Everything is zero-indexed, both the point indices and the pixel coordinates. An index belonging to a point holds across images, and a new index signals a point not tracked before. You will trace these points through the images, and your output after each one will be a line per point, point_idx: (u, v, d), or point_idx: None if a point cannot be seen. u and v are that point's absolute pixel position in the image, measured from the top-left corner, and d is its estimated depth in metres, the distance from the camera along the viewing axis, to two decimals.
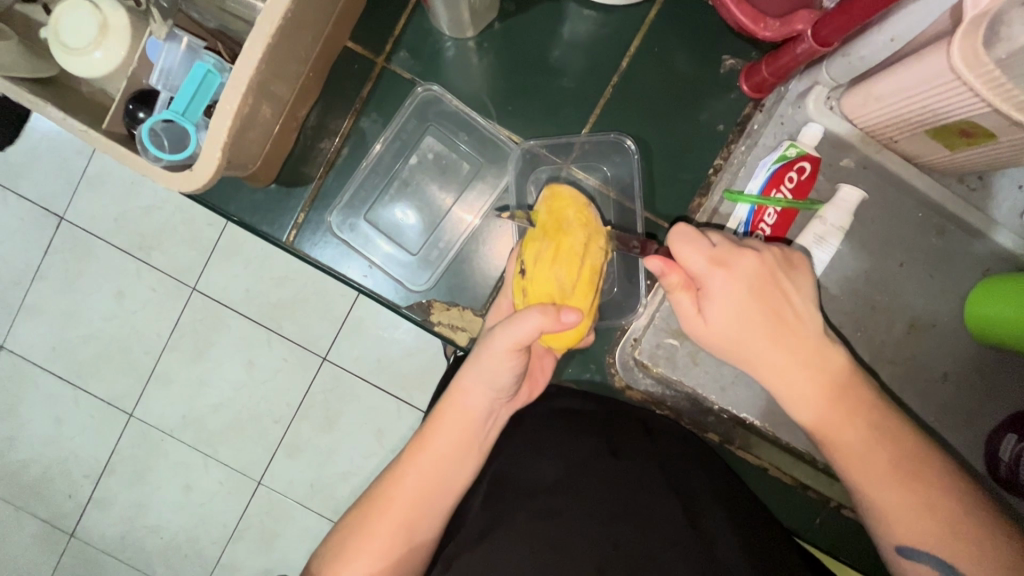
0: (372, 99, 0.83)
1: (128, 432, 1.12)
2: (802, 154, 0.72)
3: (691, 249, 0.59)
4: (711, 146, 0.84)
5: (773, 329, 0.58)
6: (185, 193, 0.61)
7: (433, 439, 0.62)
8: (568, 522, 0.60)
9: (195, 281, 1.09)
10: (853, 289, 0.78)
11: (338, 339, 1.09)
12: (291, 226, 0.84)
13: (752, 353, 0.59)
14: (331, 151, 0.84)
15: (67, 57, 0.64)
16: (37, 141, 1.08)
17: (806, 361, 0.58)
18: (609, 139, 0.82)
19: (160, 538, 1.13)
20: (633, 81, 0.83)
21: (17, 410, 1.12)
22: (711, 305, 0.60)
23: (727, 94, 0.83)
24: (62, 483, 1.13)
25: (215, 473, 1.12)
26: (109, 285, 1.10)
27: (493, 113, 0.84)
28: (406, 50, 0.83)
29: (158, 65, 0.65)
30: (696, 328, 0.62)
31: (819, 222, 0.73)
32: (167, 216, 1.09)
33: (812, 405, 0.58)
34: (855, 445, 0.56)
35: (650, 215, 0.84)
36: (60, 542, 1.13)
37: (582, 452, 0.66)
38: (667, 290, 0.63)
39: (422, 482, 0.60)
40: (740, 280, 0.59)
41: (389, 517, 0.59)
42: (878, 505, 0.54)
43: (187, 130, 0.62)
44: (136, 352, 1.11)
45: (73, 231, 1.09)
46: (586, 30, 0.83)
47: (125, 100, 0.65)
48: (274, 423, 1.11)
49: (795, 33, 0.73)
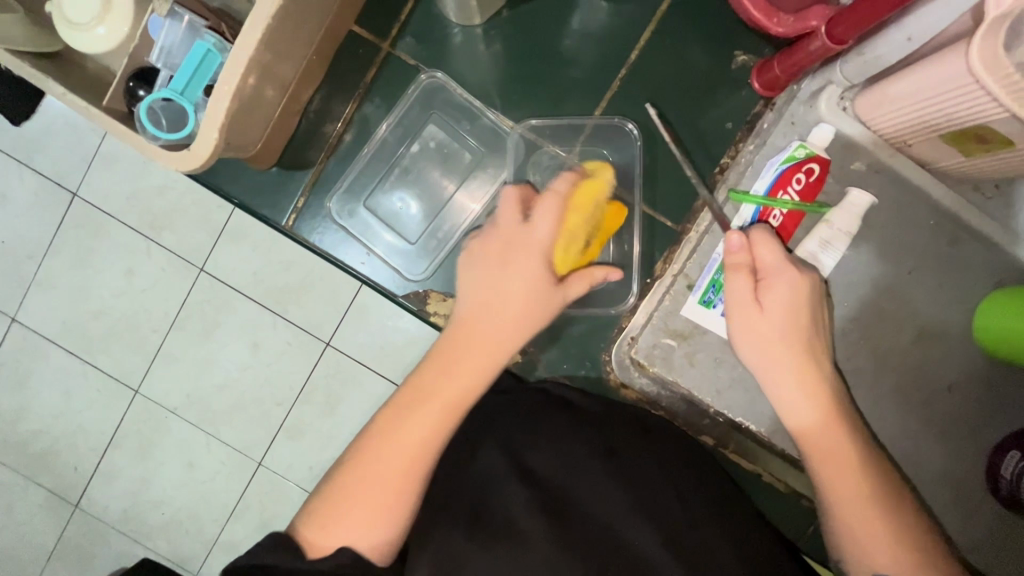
0: (375, 83, 0.81)
1: (134, 407, 1.14)
2: (811, 155, 0.71)
3: (768, 247, 0.65)
4: (718, 143, 0.81)
5: (809, 340, 0.63)
6: (182, 173, 0.61)
7: (461, 364, 0.58)
8: (567, 517, 0.60)
9: (203, 261, 1.10)
10: (860, 295, 0.76)
11: (341, 324, 1.09)
12: (291, 210, 0.83)
13: (788, 351, 0.63)
14: (334, 136, 0.82)
15: (71, 33, 0.64)
16: (52, 118, 1.09)
17: (817, 386, 0.62)
18: (612, 123, 0.81)
19: (162, 513, 1.15)
20: (641, 73, 0.81)
21: (27, 382, 1.14)
22: (769, 294, 0.63)
23: (738, 91, 0.81)
24: (69, 455, 1.15)
25: (217, 452, 1.13)
26: (119, 262, 1.11)
27: (497, 102, 0.83)
28: (412, 35, 0.81)
29: (158, 42, 0.64)
30: (750, 315, 0.63)
31: (826, 226, 0.72)
32: (178, 196, 1.09)
33: (823, 411, 0.61)
34: (850, 455, 0.59)
35: (648, 211, 0.82)
36: (66, 512, 1.15)
37: (580, 449, 0.66)
38: (728, 267, 0.66)
39: (434, 423, 0.56)
40: (801, 286, 0.64)
41: (397, 454, 0.54)
42: (855, 522, 0.56)
43: (185, 108, 0.61)
44: (144, 330, 1.12)
45: (85, 208, 1.10)
46: (597, 19, 0.81)
47: (125, 77, 0.64)
48: (276, 405, 1.12)
49: (810, 29, 0.69)
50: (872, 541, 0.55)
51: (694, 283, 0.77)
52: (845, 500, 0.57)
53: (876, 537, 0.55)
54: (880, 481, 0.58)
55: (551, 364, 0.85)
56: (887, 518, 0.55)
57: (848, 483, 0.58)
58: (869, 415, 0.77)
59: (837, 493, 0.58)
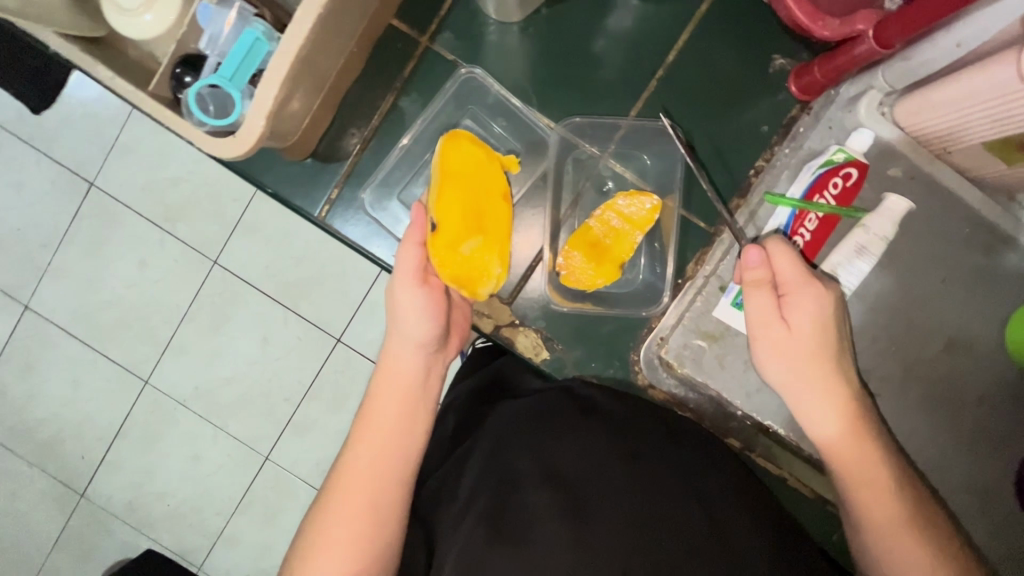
0: (413, 78, 0.81)
1: (142, 398, 1.14)
2: (849, 160, 0.71)
3: (789, 261, 0.65)
4: (754, 145, 0.80)
5: (832, 356, 0.65)
6: (229, 160, 0.62)
7: (381, 399, 0.66)
8: (590, 522, 0.59)
9: (217, 255, 1.11)
10: (890, 302, 0.76)
11: (353, 321, 1.10)
12: (324, 201, 0.82)
13: (809, 370, 0.65)
14: (369, 128, 0.81)
15: (118, 16, 0.64)
16: (71, 108, 1.10)
17: (840, 399, 0.65)
18: (655, 125, 0.79)
19: (166, 504, 1.15)
20: (679, 75, 0.80)
21: (35, 368, 1.15)
22: (796, 313, 0.65)
23: (774, 94, 0.79)
24: (74, 444, 1.15)
25: (223, 446, 1.13)
26: (133, 253, 1.12)
27: (533, 99, 0.81)
28: (451, 30, 0.80)
29: (206, 31, 0.63)
30: (778, 335, 0.65)
31: (862, 231, 0.72)
32: (194, 188, 1.11)
33: (844, 427, 0.64)
34: (869, 471, 0.62)
35: (687, 213, 0.81)
36: (70, 501, 1.15)
37: (602, 454, 0.65)
38: (749, 285, 0.66)
39: (373, 455, 0.63)
40: (827, 302, 0.64)
41: (356, 482, 0.61)
42: (873, 537, 0.61)
43: (233, 96, 0.62)
44: (154, 321, 1.13)
45: (101, 197, 1.12)
46: (629, 19, 0.80)
47: (173, 64, 0.64)
48: (284, 401, 1.12)
49: (856, 33, 0.68)
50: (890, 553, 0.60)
51: (727, 284, 0.77)
52: (874, 515, 0.62)
53: (905, 552, 0.60)
54: (898, 497, 0.62)
55: (580, 361, 0.83)
56: (911, 532, 0.60)
57: (878, 500, 0.62)
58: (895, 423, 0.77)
59: (866, 508, 0.62)
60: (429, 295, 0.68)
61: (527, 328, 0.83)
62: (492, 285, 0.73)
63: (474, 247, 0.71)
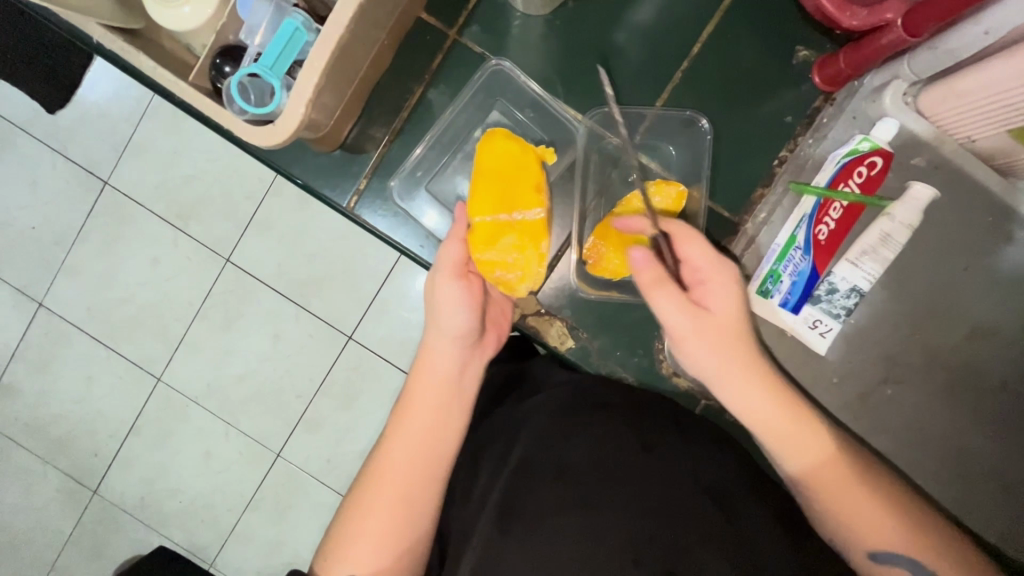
0: (441, 70, 0.82)
1: (155, 395, 1.16)
2: (874, 149, 0.72)
3: (693, 242, 0.65)
4: (778, 136, 0.81)
5: (749, 344, 0.63)
6: (268, 148, 0.63)
7: (416, 398, 0.66)
8: (598, 517, 0.57)
9: (229, 252, 1.12)
10: (913, 290, 0.77)
11: (363, 320, 1.11)
12: (353, 192, 0.84)
13: (734, 359, 0.62)
14: (398, 121, 0.83)
15: (158, 8, 0.66)
16: (86, 109, 1.12)
17: (767, 380, 0.62)
18: (682, 116, 0.81)
19: (178, 501, 1.17)
20: (704, 67, 0.81)
21: (50, 365, 1.17)
22: (714, 296, 0.63)
23: (798, 86, 0.80)
24: (87, 441, 1.17)
25: (235, 442, 1.15)
26: (147, 252, 1.14)
27: (559, 91, 0.82)
28: (478, 23, 0.81)
29: (248, 21, 0.64)
30: (700, 319, 0.62)
31: (887, 220, 0.73)
32: (205, 186, 1.12)
33: (783, 415, 0.61)
34: (817, 453, 0.59)
35: (713, 205, 0.82)
36: (82, 498, 1.17)
37: (609, 449, 0.63)
38: (650, 284, 0.63)
39: (409, 452, 0.63)
40: (734, 286, 0.63)
41: (390, 479, 0.62)
42: (842, 521, 0.57)
43: (273, 86, 0.63)
44: (167, 318, 1.15)
45: (114, 195, 1.13)
46: (652, 11, 0.80)
47: (213, 55, 0.66)
48: (296, 397, 1.14)
49: (884, 22, 0.71)
50: (868, 533, 0.56)
51: (752, 273, 0.79)
52: (826, 488, 0.58)
53: (870, 519, 0.56)
54: (860, 472, 0.59)
55: (603, 350, 0.85)
56: (873, 501, 0.57)
57: (826, 473, 0.59)
58: (915, 410, 0.78)
59: (813, 484, 0.59)
60: (468, 290, 0.69)
61: (553, 317, 0.85)
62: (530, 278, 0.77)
63: (513, 241, 0.75)
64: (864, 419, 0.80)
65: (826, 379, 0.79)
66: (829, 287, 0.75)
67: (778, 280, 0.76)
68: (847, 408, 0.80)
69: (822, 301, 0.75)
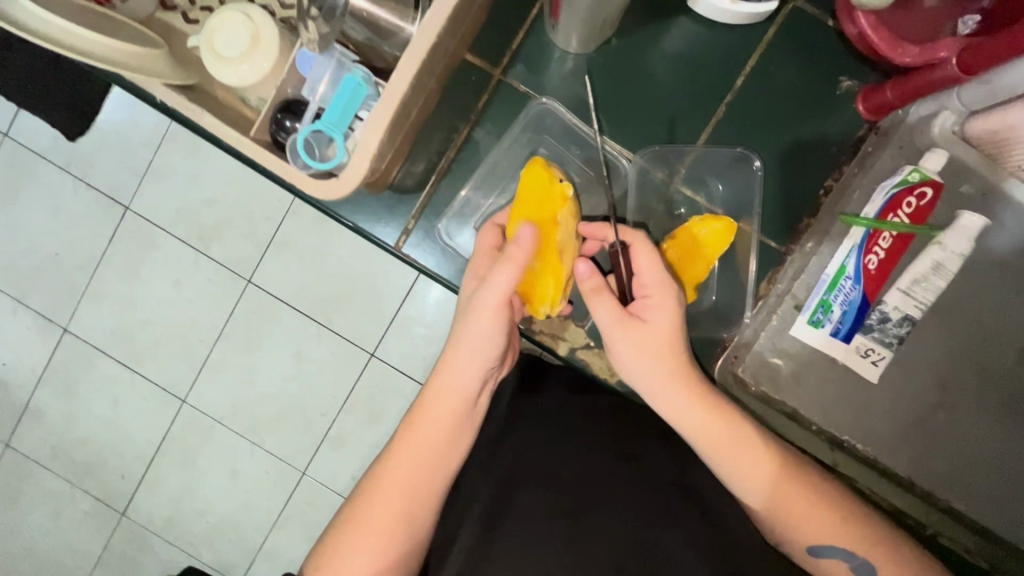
0: (487, 109, 0.83)
1: (180, 416, 1.16)
2: (925, 179, 0.72)
3: (649, 258, 0.67)
4: (824, 165, 0.81)
5: (687, 356, 0.65)
6: (333, 200, 0.64)
7: (426, 415, 0.64)
8: (587, 524, 0.59)
9: (250, 273, 1.12)
10: (965, 316, 0.77)
11: (386, 335, 1.12)
12: (401, 232, 0.85)
13: (671, 369, 0.64)
14: (444, 160, 0.84)
15: (216, 65, 0.67)
16: (104, 135, 1.12)
17: (700, 389, 0.64)
18: (734, 154, 0.81)
19: (205, 522, 1.17)
20: (747, 100, 0.81)
21: (76, 388, 1.17)
22: (653, 312, 0.65)
23: (843, 115, 0.81)
24: (115, 463, 1.18)
25: (260, 461, 1.15)
26: (168, 275, 1.14)
27: (605, 127, 0.83)
28: (523, 62, 0.83)
29: (308, 77, 0.65)
30: (635, 332, 0.64)
31: (938, 248, 0.73)
32: (225, 210, 1.12)
33: (722, 421, 0.62)
34: (754, 458, 0.61)
35: (768, 239, 0.83)
36: (111, 519, 1.18)
37: (596, 459, 0.64)
38: (589, 293, 0.66)
39: (415, 468, 0.62)
40: (673, 299, 0.65)
41: (394, 492, 0.61)
42: (779, 521, 0.59)
43: (337, 140, 0.64)
44: (191, 340, 1.15)
45: (136, 221, 1.13)
46: (695, 45, 0.81)
47: (273, 109, 0.67)
48: (320, 416, 1.14)
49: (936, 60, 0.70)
50: (803, 529, 0.58)
51: (802, 303, 0.78)
52: (762, 490, 0.60)
53: (803, 511, 0.58)
54: (798, 476, 0.60)
55: None
56: (807, 496, 0.59)
57: (762, 475, 0.60)
58: (968, 435, 0.78)
59: (749, 482, 0.61)
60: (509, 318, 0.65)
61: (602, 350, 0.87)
62: (549, 306, 0.72)
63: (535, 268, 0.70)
64: (916, 445, 0.79)
65: (879, 407, 0.79)
66: (881, 316, 0.75)
67: (829, 310, 0.75)
68: (901, 434, 0.79)
69: (874, 330, 0.76)
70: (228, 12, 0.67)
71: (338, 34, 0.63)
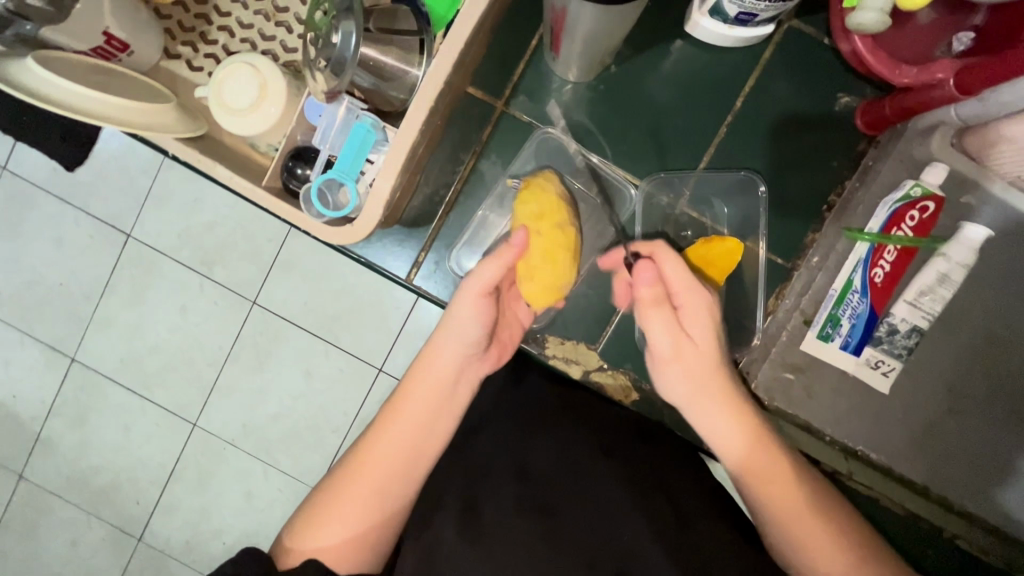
0: (491, 140, 0.85)
1: (190, 442, 1.07)
2: (925, 194, 0.74)
3: (682, 267, 0.62)
4: (825, 182, 0.83)
5: (728, 370, 0.61)
6: (346, 246, 0.65)
7: (411, 397, 0.62)
8: (555, 522, 0.62)
9: (255, 294, 1.03)
10: (973, 324, 0.78)
11: (392, 350, 1.02)
12: (411, 263, 0.89)
13: (712, 385, 0.60)
14: (450, 195, 0.86)
15: (226, 116, 0.68)
16: (104, 163, 1.02)
17: (739, 408, 0.59)
18: (739, 178, 0.84)
19: (222, 543, 1.07)
20: (747, 120, 0.83)
21: (87, 418, 1.08)
22: (691, 326, 0.61)
23: (841, 132, 0.82)
24: (130, 490, 1.08)
25: (274, 482, 1.06)
26: (173, 299, 1.05)
27: (608, 153, 0.84)
28: (525, 94, 0.84)
29: (319, 126, 0.67)
30: (683, 349, 0.60)
31: (943, 260, 0.74)
32: (227, 232, 1.02)
33: (753, 443, 0.58)
34: (783, 482, 0.56)
35: (777, 258, 0.84)
36: (128, 546, 1.09)
37: (574, 452, 0.68)
38: (641, 303, 0.61)
39: (397, 450, 0.60)
40: (715, 309, 0.61)
41: (377, 469, 0.60)
42: (800, 556, 0.54)
43: (350, 187, 0.65)
44: (199, 363, 1.06)
45: (139, 248, 1.04)
46: (693, 68, 0.82)
47: (285, 156, 0.69)
48: (331, 432, 1.04)
49: (934, 81, 0.70)
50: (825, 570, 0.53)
51: (812, 317, 0.79)
52: (791, 521, 0.55)
53: (829, 551, 0.53)
54: (826, 510, 0.55)
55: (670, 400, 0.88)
56: (835, 533, 0.53)
57: (788, 504, 0.55)
58: (982, 439, 0.79)
59: (777, 511, 0.55)
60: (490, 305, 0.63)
61: (616, 370, 0.89)
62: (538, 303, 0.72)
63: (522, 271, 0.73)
64: (930, 451, 0.80)
65: (892, 415, 0.80)
66: (889, 328, 0.77)
67: (837, 324, 0.77)
68: (914, 442, 0.80)
69: (883, 342, 0.77)
70: (233, 63, 0.68)
71: (344, 87, 0.63)
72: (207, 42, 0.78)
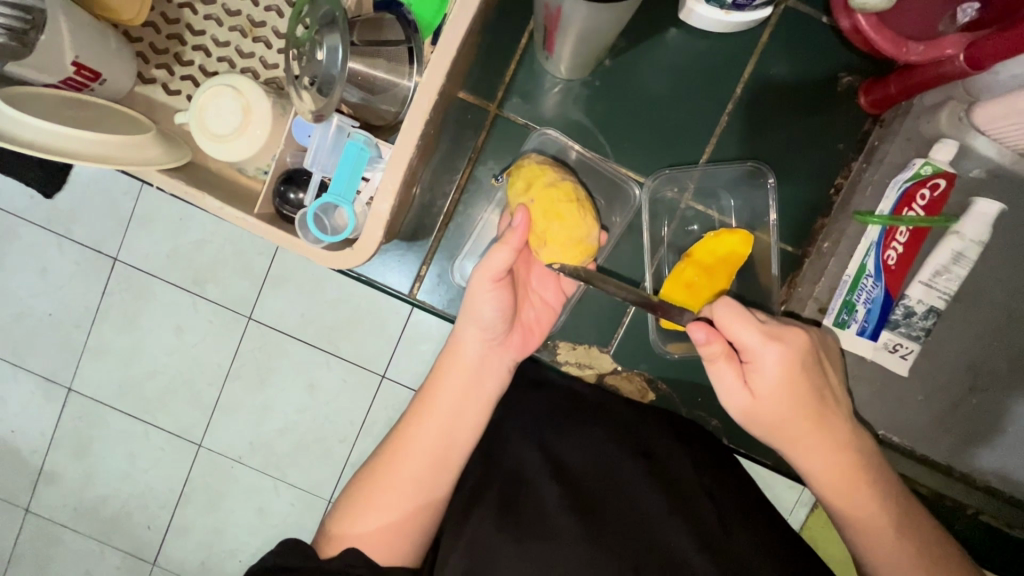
0: (487, 146, 0.83)
1: (197, 463, 1.04)
2: (937, 171, 0.71)
3: (743, 326, 0.56)
4: (831, 165, 0.82)
5: (814, 410, 0.58)
6: (348, 269, 0.63)
7: (441, 390, 0.64)
8: (600, 521, 0.63)
9: (251, 310, 1.00)
10: (987, 298, 0.77)
11: (395, 356, 0.99)
12: (415, 278, 0.87)
13: (791, 428, 0.58)
14: (449, 205, 0.84)
15: (211, 143, 0.64)
16: (82, 186, 0.98)
17: (829, 439, 0.59)
18: (747, 169, 0.81)
19: (238, 561, 1.05)
20: (747, 107, 0.81)
21: (90, 448, 1.05)
22: (759, 380, 0.57)
23: (844, 114, 0.81)
24: (140, 515, 1.06)
25: (286, 496, 1.04)
26: (168, 321, 1.02)
27: (608, 152, 0.82)
28: (518, 95, 0.82)
29: (310, 145, 0.63)
30: (736, 398, 0.59)
31: (956, 238, 0.73)
32: (217, 249, 0.99)
33: (839, 473, 0.59)
34: (868, 507, 0.58)
35: (788, 246, 0.84)
36: (143, 572, 1.06)
37: (613, 452, 0.68)
38: (707, 359, 0.59)
39: (427, 441, 0.62)
40: (793, 357, 0.56)
41: (411, 460, 0.61)
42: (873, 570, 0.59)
43: (348, 211, 0.62)
44: (200, 384, 1.03)
45: (128, 271, 1.00)
46: (689, 57, 0.80)
47: (275, 181, 0.67)
48: (340, 442, 1.02)
49: (944, 58, 0.67)
50: None
51: (827, 305, 0.77)
52: (870, 540, 0.58)
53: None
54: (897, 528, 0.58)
55: (687, 395, 0.88)
56: (908, 555, 0.57)
57: (868, 529, 0.58)
58: (1003, 412, 0.78)
59: (859, 531, 0.59)
60: (504, 295, 0.63)
61: (631, 372, 0.87)
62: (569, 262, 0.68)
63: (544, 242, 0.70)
64: (953, 427, 0.80)
65: (912, 397, 0.79)
66: (905, 310, 0.75)
67: (853, 311, 0.75)
68: (935, 420, 0.80)
69: (901, 325, 0.76)
70: (213, 87, 0.64)
71: (334, 105, 0.60)
72: (183, 62, 0.74)
